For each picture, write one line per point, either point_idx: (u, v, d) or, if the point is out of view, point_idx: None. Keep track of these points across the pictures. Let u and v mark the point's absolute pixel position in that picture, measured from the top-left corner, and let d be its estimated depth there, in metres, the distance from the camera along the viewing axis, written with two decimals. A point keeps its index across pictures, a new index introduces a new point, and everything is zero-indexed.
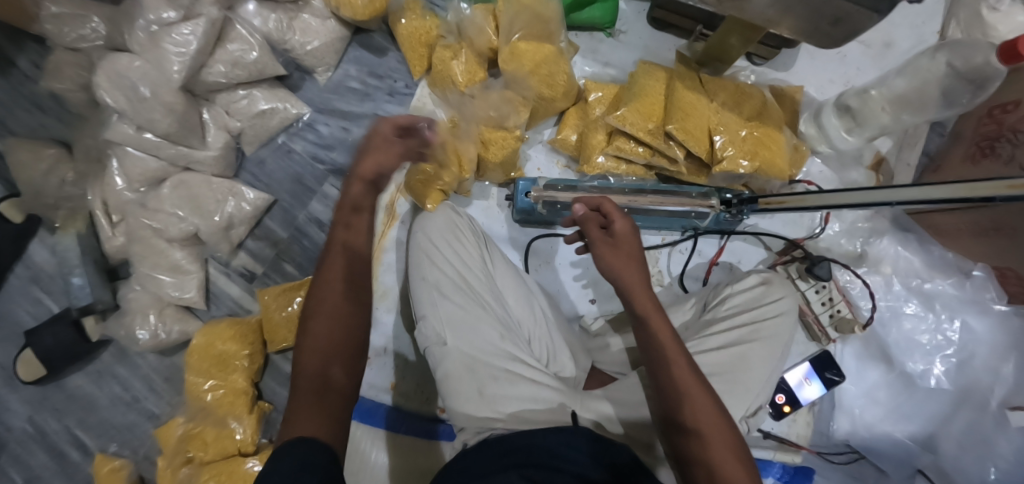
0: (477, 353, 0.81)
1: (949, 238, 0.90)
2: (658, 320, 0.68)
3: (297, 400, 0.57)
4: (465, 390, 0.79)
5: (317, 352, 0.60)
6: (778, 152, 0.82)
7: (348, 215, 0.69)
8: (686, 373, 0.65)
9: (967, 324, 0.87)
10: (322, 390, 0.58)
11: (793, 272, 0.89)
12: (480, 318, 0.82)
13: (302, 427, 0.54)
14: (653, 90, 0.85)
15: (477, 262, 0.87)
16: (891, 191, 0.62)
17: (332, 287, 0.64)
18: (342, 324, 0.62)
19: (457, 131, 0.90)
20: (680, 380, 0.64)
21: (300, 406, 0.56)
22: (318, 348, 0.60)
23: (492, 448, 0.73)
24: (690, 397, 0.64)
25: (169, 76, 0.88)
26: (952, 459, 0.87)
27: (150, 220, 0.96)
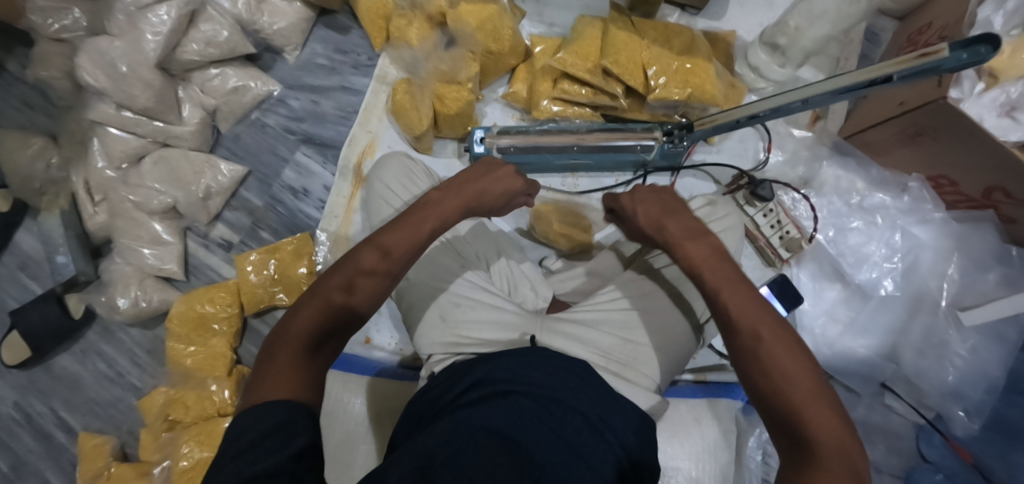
0: (441, 286, 0.85)
1: (884, 155, 0.95)
2: (727, 281, 0.62)
3: (276, 357, 0.54)
4: (432, 321, 0.83)
5: (312, 320, 0.56)
6: (708, 80, 0.89)
7: (406, 237, 0.63)
8: (771, 336, 0.57)
9: (909, 232, 0.92)
10: (305, 353, 0.55)
11: (741, 199, 0.94)
12: (441, 253, 0.88)
13: (275, 389, 0.52)
14: (590, 34, 0.93)
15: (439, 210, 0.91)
16: (803, 89, 0.68)
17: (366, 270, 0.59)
18: (365, 306, 0.59)
19: (411, 88, 0.98)
20: (762, 348, 0.56)
21: (279, 365, 0.53)
22: (324, 312, 0.57)
23: (454, 385, 0.72)
24: (776, 359, 0.55)
25: (147, 54, 0.95)
26: (913, 365, 0.90)
27: (129, 194, 1.01)
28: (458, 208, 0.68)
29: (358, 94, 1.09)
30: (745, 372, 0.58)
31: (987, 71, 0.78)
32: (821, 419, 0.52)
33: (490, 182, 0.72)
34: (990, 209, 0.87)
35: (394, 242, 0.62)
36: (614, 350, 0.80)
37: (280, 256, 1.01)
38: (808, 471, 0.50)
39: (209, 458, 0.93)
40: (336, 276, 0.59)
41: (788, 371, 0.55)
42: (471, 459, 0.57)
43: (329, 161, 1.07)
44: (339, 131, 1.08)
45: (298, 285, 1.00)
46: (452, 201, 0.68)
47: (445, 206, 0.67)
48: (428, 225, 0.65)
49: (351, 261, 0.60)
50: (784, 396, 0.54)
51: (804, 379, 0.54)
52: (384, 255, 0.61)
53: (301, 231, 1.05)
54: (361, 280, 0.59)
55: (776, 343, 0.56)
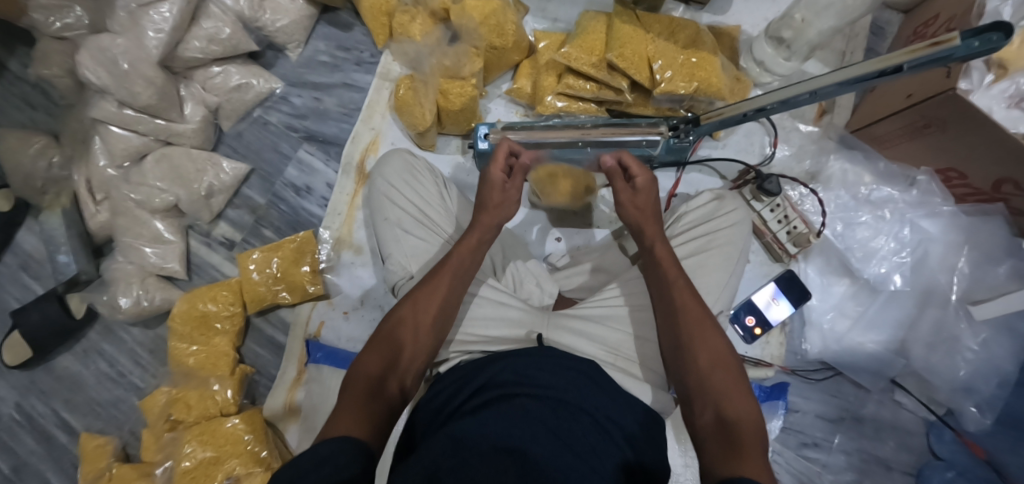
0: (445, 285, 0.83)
1: (890, 148, 0.94)
2: (682, 279, 0.71)
3: (347, 398, 0.61)
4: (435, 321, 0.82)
5: (374, 359, 0.67)
6: (713, 73, 0.90)
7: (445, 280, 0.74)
8: (708, 327, 0.66)
9: (918, 225, 0.91)
10: (370, 383, 0.63)
11: (748, 194, 0.94)
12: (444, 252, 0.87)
13: (342, 426, 0.56)
14: (594, 29, 0.93)
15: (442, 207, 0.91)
16: (807, 80, 0.68)
17: (412, 314, 0.71)
18: (416, 343, 0.70)
19: (415, 84, 0.98)
20: (696, 340, 0.65)
21: (352, 396, 0.62)
22: (382, 356, 0.67)
23: (460, 391, 0.71)
24: (710, 348, 0.64)
25: (149, 52, 0.95)
26: (923, 360, 0.89)
27: (131, 192, 1.01)
28: (477, 241, 0.78)
29: (360, 91, 1.08)
30: (679, 360, 0.66)
31: (997, 63, 0.79)
32: (740, 404, 0.59)
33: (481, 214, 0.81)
34: (1000, 202, 0.86)
35: (432, 287, 0.73)
36: (618, 346, 0.80)
37: (283, 255, 1.00)
38: (731, 444, 0.55)
39: (211, 458, 0.92)
40: (388, 324, 0.71)
41: (719, 364, 0.63)
42: (456, 466, 0.55)
43: (331, 159, 1.06)
44: (342, 128, 1.07)
45: (301, 284, 0.99)
46: (472, 235, 0.78)
47: (468, 243, 0.78)
48: (455, 264, 0.75)
49: (398, 310, 0.72)
50: (712, 384, 0.62)
51: (727, 370, 0.63)
52: (421, 298, 0.72)
53: (304, 229, 1.04)
54: (403, 324, 0.70)
55: (709, 333, 0.65)
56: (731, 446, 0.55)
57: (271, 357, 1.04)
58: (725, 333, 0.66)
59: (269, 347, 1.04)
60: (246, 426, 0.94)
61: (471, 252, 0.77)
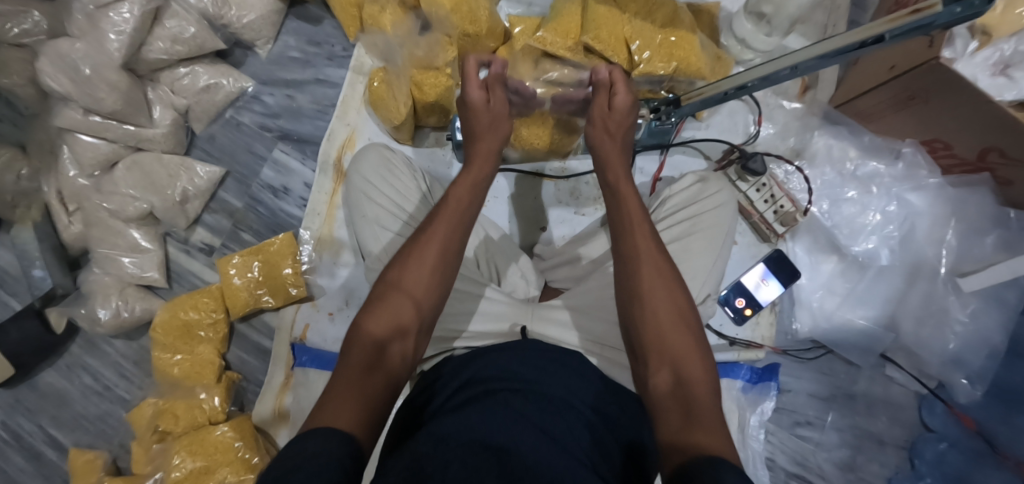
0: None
1: (875, 122, 0.92)
2: (642, 232, 0.67)
3: (346, 369, 0.57)
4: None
5: (360, 348, 0.60)
6: (693, 51, 0.88)
7: (442, 230, 0.68)
8: (660, 282, 0.64)
9: (904, 200, 0.90)
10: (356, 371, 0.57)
11: (733, 175, 0.92)
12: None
13: (341, 405, 0.52)
14: (569, 11, 0.90)
15: (417, 199, 0.88)
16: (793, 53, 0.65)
17: (410, 269, 0.66)
18: (404, 329, 0.63)
19: (389, 77, 0.96)
20: (654, 297, 0.63)
21: (338, 386, 0.55)
22: (382, 321, 0.62)
23: (443, 389, 0.69)
24: (652, 304, 0.62)
25: (111, 55, 0.92)
26: (913, 335, 0.89)
27: (103, 201, 0.98)
28: (463, 211, 0.70)
29: (334, 86, 1.05)
30: (637, 322, 0.63)
31: (979, 29, 0.77)
32: (695, 362, 0.58)
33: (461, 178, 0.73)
34: (986, 172, 0.85)
35: (416, 267, 0.66)
36: (603, 336, 0.78)
37: (264, 258, 0.98)
38: (685, 407, 0.54)
39: (202, 467, 0.91)
40: (373, 310, 0.63)
41: (678, 326, 0.61)
42: (437, 459, 0.52)
43: (308, 158, 1.04)
44: (317, 126, 1.04)
45: (281, 286, 0.98)
46: (454, 203, 0.70)
47: (450, 212, 0.70)
48: (440, 239, 0.67)
49: (382, 296, 0.64)
50: (670, 348, 0.60)
51: (686, 333, 0.61)
52: (407, 279, 0.65)
53: (283, 231, 1.02)
54: (396, 282, 0.65)
55: (662, 291, 0.63)
56: (688, 409, 0.54)
57: (258, 362, 1.02)
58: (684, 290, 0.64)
59: (256, 353, 1.02)
60: (236, 435, 0.92)
61: (459, 224, 0.69)
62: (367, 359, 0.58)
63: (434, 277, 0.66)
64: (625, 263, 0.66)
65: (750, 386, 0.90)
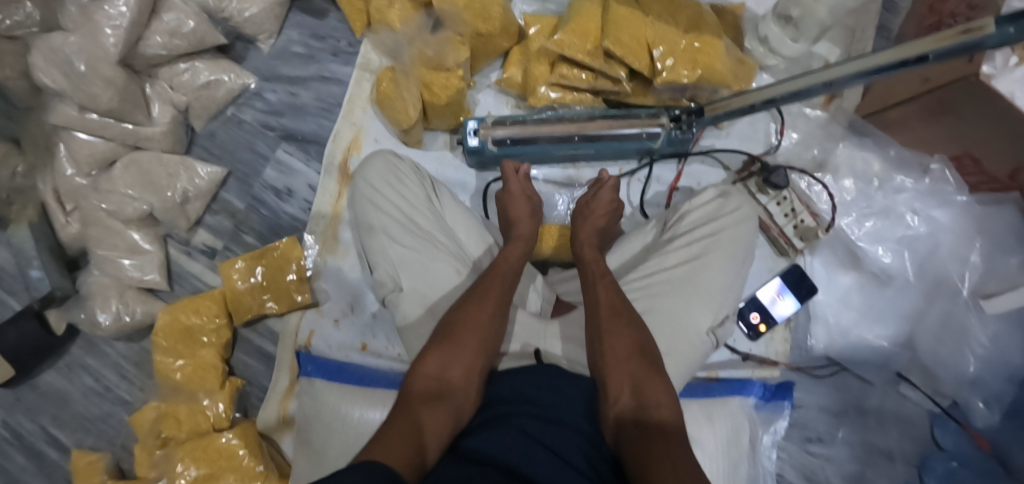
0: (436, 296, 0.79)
1: (901, 132, 0.89)
2: (603, 277, 0.76)
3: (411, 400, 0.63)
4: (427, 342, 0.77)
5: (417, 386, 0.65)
6: (717, 58, 0.84)
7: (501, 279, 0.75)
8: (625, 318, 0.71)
9: (930, 216, 0.87)
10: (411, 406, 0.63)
11: (752, 187, 0.89)
12: (430, 260, 0.80)
13: (405, 433, 0.57)
14: (588, 12, 0.86)
15: (425, 208, 0.85)
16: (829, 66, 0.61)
17: (478, 308, 0.72)
18: (465, 370, 0.68)
19: (397, 77, 0.91)
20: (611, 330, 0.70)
21: (400, 421, 0.60)
22: (444, 356, 0.68)
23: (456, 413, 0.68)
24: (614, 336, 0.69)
25: (106, 50, 0.88)
26: (931, 353, 0.87)
27: (101, 202, 0.95)
28: (511, 269, 0.77)
29: (339, 84, 1.01)
30: (596, 362, 0.69)
31: None
32: (659, 391, 0.66)
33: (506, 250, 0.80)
34: (1017, 191, 0.82)
35: (475, 314, 0.71)
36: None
37: (268, 262, 0.96)
38: (643, 430, 0.61)
39: (205, 474, 0.90)
40: (432, 350, 0.69)
41: (640, 359, 0.68)
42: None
43: (312, 158, 1.00)
44: (321, 125, 1.01)
45: (286, 292, 0.95)
46: (506, 266, 0.77)
47: (503, 271, 0.76)
48: (496, 291, 0.73)
49: (439, 342, 0.69)
50: (626, 375, 0.67)
51: (649, 366, 0.67)
52: (462, 324, 0.70)
53: (286, 234, 0.99)
54: (460, 321, 0.71)
55: (624, 329, 0.70)
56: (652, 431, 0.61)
57: (261, 366, 1.00)
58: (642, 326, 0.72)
59: (259, 357, 1.00)
60: (242, 442, 0.90)
61: (508, 283, 0.76)
62: (428, 396, 0.64)
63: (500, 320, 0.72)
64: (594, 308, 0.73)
65: (762, 404, 0.87)
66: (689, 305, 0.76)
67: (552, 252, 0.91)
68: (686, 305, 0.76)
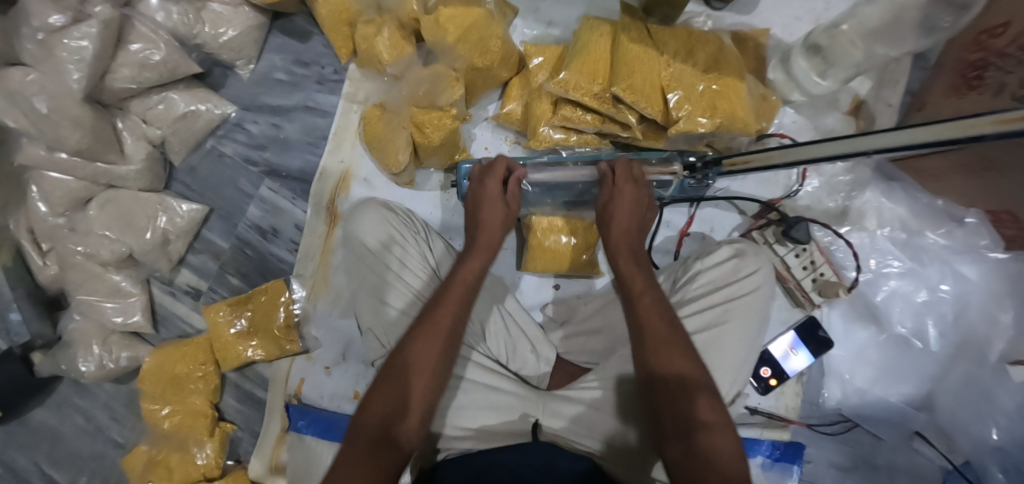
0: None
1: (936, 182, 0.82)
2: (648, 292, 0.66)
3: (351, 453, 0.55)
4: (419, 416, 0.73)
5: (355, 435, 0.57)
6: (739, 104, 0.75)
7: (455, 298, 0.65)
8: (668, 337, 0.62)
9: (958, 273, 0.81)
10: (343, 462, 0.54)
11: (769, 237, 0.82)
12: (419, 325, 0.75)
13: None
14: (597, 47, 0.78)
15: (417, 266, 0.79)
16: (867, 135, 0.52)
17: (427, 335, 0.62)
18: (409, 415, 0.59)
19: (387, 115, 0.84)
20: (660, 351, 0.61)
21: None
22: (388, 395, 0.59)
23: None
24: (665, 362, 0.61)
25: (69, 87, 0.80)
26: (951, 416, 0.81)
27: (78, 244, 0.90)
28: (464, 292, 0.66)
29: (325, 115, 0.95)
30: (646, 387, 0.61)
31: None
32: (717, 430, 0.57)
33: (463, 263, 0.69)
34: None
35: (421, 347, 0.61)
36: (617, 438, 0.71)
37: (255, 307, 0.91)
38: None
39: None
40: (375, 393, 0.60)
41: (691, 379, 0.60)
42: None
43: (298, 196, 0.94)
44: (306, 161, 0.94)
45: (274, 340, 0.91)
46: (456, 291, 0.66)
47: (457, 291, 0.66)
48: (446, 323, 0.63)
49: (382, 381, 0.60)
50: (677, 389, 0.60)
51: (701, 387, 0.59)
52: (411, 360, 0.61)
53: (274, 278, 0.94)
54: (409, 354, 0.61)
55: (675, 356, 0.61)
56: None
57: (251, 412, 0.96)
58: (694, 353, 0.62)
59: (248, 402, 0.96)
60: None
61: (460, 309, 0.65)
62: (366, 448, 0.55)
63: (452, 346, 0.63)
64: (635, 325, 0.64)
65: (770, 464, 0.82)
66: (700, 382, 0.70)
67: (539, 240, 0.86)
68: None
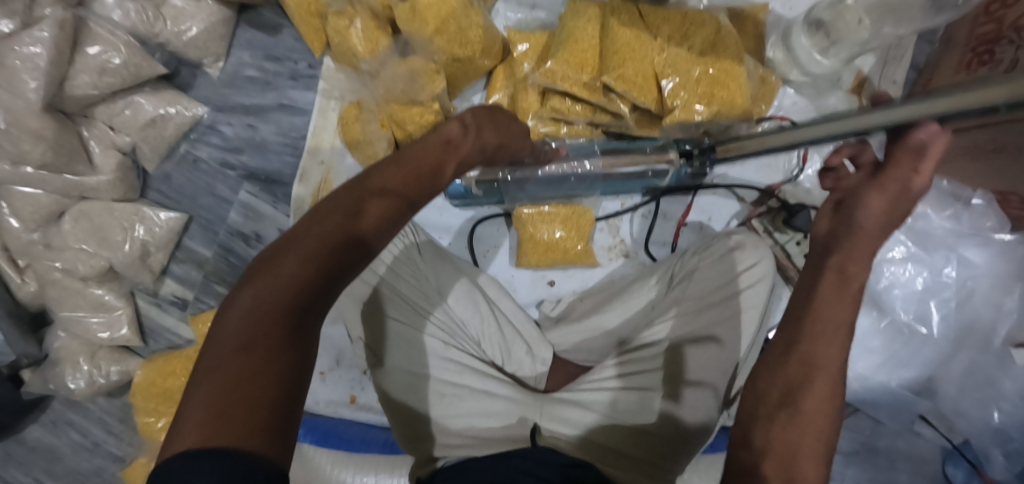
0: (402, 351, 0.71)
1: (943, 165, 0.81)
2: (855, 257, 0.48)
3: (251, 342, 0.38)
4: (387, 397, 0.70)
5: (264, 303, 0.39)
6: (738, 90, 0.71)
7: (408, 175, 0.48)
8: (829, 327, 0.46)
9: (964, 258, 0.79)
10: (249, 346, 0.38)
11: (768, 225, 0.80)
12: (389, 306, 0.72)
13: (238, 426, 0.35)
14: (584, 33, 0.72)
15: (399, 248, 0.76)
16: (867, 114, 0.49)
17: (369, 201, 0.45)
18: (328, 291, 0.42)
19: (364, 114, 0.80)
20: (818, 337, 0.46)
21: (236, 381, 0.37)
22: (314, 259, 0.41)
23: None
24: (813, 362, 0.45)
25: (27, 98, 0.76)
26: (953, 403, 0.81)
27: (55, 260, 0.86)
28: (436, 156, 0.51)
29: (300, 113, 0.91)
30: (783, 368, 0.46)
31: None
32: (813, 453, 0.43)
33: (424, 142, 0.53)
34: None
35: (366, 214, 0.44)
36: (594, 434, 0.67)
37: None
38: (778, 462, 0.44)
39: None
40: (291, 254, 0.41)
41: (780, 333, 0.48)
42: None
43: (280, 201, 0.91)
44: (286, 163, 0.91)
45: None
46: (427, 153, 0.52)
47: (417, 164, 0.50)
48: (396, 191, 0.47)
49: (298, 245, 0.42)
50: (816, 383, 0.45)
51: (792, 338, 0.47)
52: (362, 217, 0.44)
53: None
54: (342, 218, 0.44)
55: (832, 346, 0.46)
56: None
57: None
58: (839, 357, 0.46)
59: None
60: None
61: (430, 173, 0.50)
62: (286, 331, 0.39)
63: (400, 217, 0.47)
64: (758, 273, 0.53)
65: None
66: (686, 387, 0.66)
67: (530, 232, 0.82)
68: (678, 379, 0.67)
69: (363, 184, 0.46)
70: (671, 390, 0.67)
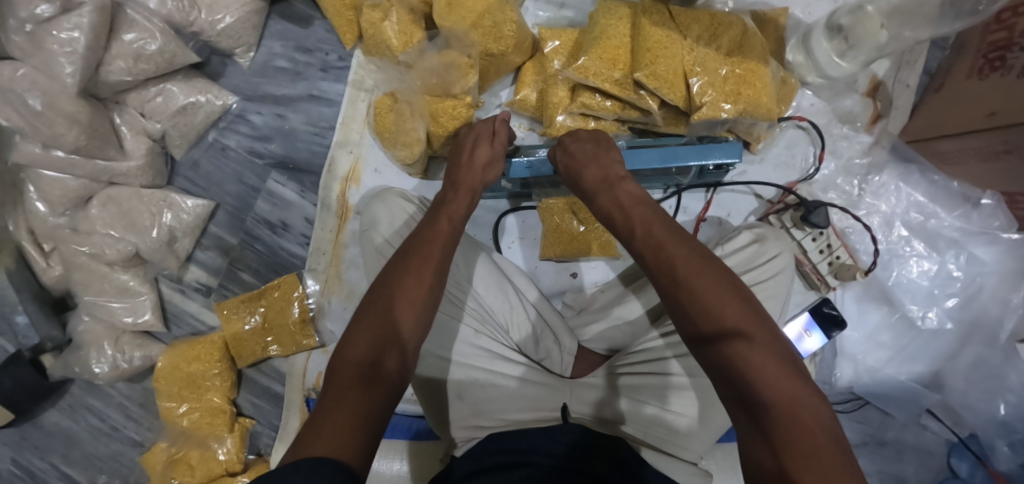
0: (434, 336, 0.73)
1: (954, 165, 0.83)
2: (650, 222, 0.57)
3: (337, 388, 0.50)
4: (420, 383, 0.72)
5: (341, 366, 0.52)
6: (763, 88, 0.73)
7: (440, 244, 0.62)
8: (689, 268, 0.52)
9: (973, 256, 0.83)
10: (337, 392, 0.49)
11: (787, 222, 0.82)
12: None
13: (323, 439, 0.44)
14: (616, 31, 0.75)
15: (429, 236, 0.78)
16: None
17: (402, 272, 0.58)
18: (391, 348, 0.54)
19: (398, 105, 0.82)
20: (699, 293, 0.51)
21: (328, 414, 0.47)
22: (372, 336, 0.54)
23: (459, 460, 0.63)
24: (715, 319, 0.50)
25: (63, 82, 0.77)
26: (962, 396, 0.84)
27: (81, 244, 0.86)
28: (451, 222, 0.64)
29: (330, 104, 0.93)
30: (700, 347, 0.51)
31: None
32: (772, 374, 0.47)
33: (445, 206, 0.67)
34: None
35: (409, 288, 0.57)
36: (611, 412, 0.69)
37: (268, 303, 0.89)
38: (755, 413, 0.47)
39: None
40: (354, 332, 0.55)
41: (750, 339, 0.48)
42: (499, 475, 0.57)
43: (306, 189, 0.93)
44: (315, 152, 0.93)
45: (291, 335, 0.89)
46: (444, 220, 0.64)
47: (444, 233, 0.63)
48: (434, 257, 0.60)
49: (355, 332, 0.55)
50: (725, 321, 0.49)
51: (748, 328, 0.49)
52: (393, 305, 0.56)
53: (286, 273, 0.92)
54: (382, 315, 0.56)
55: (715, 289, 0.51)
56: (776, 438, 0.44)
57: (267, 407, 0.93)
58: (726, 282, 0.51)
59: (267, 397, 0.93)
60: None
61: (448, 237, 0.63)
62: (359, 375, 0.51)
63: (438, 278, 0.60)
64: (669, 279, 0.53)
65: None
66: (676, 389, 0.68)
67: (555, 222, 0.84)
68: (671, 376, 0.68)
69: (391, 286, 0.58)
70: (661, 393, 0.69)
